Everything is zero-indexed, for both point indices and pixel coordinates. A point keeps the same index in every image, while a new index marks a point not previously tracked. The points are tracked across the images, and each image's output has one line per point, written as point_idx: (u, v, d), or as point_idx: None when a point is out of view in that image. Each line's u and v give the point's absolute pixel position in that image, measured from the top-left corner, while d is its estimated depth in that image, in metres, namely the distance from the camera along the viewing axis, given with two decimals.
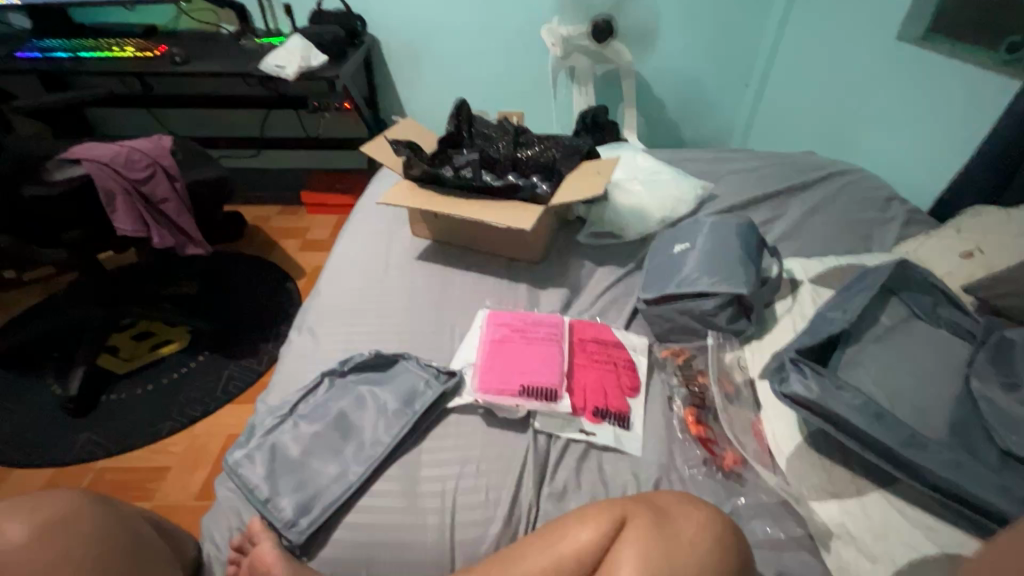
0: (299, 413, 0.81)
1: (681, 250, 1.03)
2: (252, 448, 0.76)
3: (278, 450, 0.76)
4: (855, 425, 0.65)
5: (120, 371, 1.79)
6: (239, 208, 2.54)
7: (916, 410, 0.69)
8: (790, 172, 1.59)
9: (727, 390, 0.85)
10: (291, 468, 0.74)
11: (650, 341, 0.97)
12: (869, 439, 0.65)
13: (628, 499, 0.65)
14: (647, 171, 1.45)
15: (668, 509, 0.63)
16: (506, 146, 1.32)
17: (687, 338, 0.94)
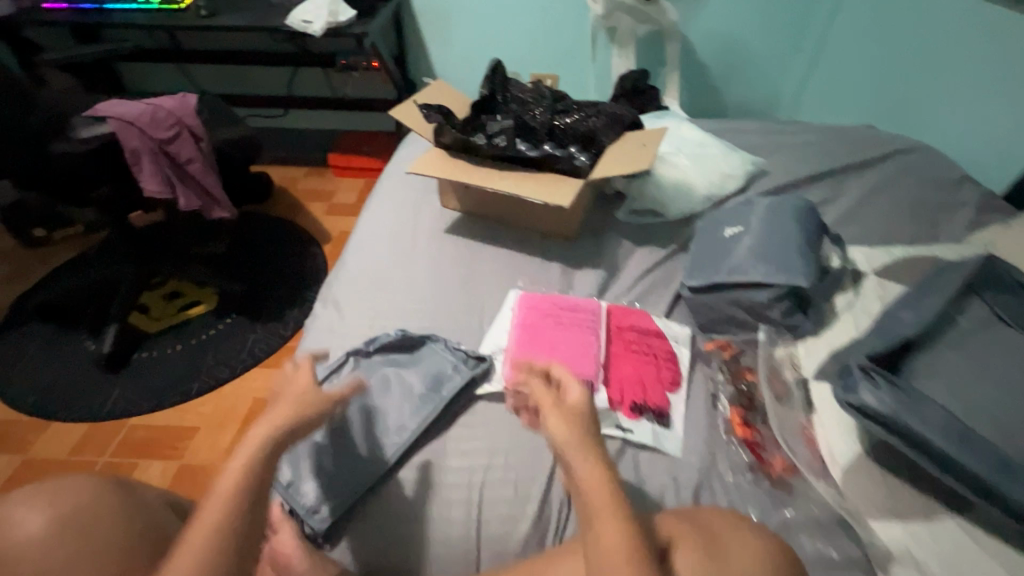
0: None
1: (732, 234, 0.94)
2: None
3: None
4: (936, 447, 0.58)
5: (152, 329, 1.81)
6: (266, 169, 2.51)
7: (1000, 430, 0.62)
8: (849, 147, 1.46)
9: (778, 390, 0.78)
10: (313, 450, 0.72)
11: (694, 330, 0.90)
12: (950, 463, 0.58)
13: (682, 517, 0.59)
14: (693, 144, 1.35)
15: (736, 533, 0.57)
16: (543, 113, 1.23)
17: (735, 330, 0.87)
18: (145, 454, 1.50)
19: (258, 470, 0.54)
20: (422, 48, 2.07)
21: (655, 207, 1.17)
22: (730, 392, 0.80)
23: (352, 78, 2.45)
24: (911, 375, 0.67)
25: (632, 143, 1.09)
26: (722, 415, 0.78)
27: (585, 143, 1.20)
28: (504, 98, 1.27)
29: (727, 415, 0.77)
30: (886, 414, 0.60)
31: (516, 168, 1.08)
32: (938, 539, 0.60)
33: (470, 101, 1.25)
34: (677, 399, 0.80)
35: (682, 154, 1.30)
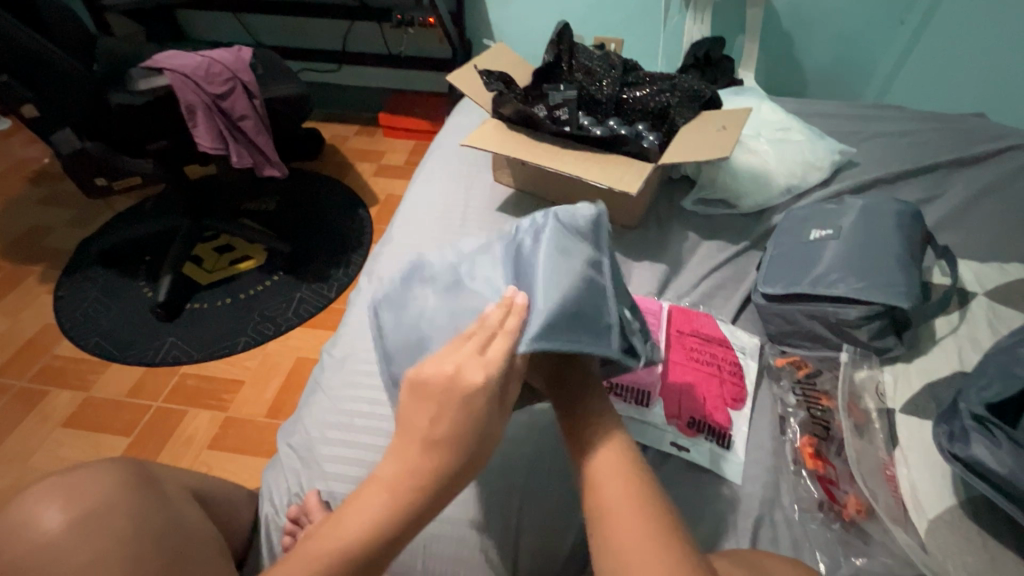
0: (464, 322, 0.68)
1: (819, 238, 0.84)
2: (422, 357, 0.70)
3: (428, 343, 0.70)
4: None
5: (204, 281, 1.86)
6: (317, 126, 2.50)
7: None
8: (956, 138, 1.28)
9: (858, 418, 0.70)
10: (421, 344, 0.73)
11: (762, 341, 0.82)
12: None
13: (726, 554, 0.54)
14: (773, 127, 1.22)
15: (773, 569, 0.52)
16: (611, 85, 1.13)
17: (812, 345, 0.79)
18: (192, 402, 1.56)
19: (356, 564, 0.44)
20: (482, 5, 1.96)
21: (727, 197, 1.07)
22: (801, 417, 0.72)
23: (407, 34, 2.36)
24: None
25: (710, 126, 0.99)
26: (792, 442, 0.70)
27: (655, 121, 1.10)
28: (570, 67, 1.17)
29: (798, 442, 0.70)
30: (1006, 477, 0.52)
31: (578, 146, 0.99)
32: None
33: (532, 69, 1.16)
34: (739, 416, 0.73)
35: (762, 139, 1.17)
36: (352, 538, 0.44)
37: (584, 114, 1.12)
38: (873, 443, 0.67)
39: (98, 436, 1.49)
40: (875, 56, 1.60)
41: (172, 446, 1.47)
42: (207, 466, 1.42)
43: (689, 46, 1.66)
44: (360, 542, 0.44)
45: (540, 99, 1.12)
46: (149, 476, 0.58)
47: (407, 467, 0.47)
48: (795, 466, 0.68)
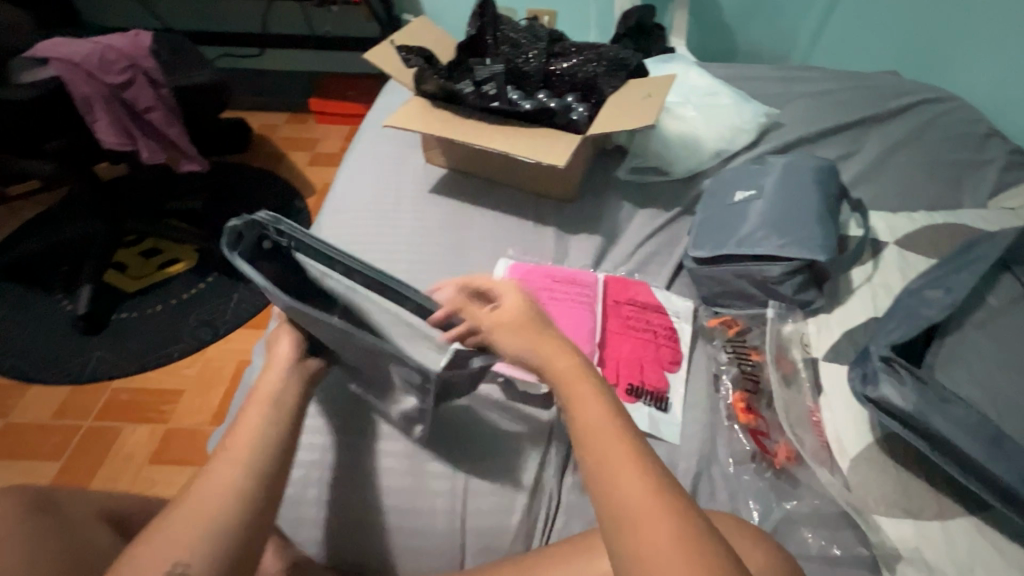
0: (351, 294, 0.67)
1: (743, 199, 0.86)
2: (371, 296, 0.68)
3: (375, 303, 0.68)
4: (957, 446, 0.53)
5: (130, 289, 1.74)
6: (243, 115, 2.35)
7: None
8: (871, 96, 1.34)
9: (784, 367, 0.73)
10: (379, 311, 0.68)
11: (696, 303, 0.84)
12: (975, 467, 0.53)
13: None
14: (700, 93, 1.24)
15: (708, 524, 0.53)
16: (538, 56, 1.11)
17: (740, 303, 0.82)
18: (129, 418, 1.47)
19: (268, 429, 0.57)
20: None
21: (658, 164, 1.08)
22: (732, 373, 0.75)
23: (331, 13, 2.25)
24: (937, 363, 0.62)
25: (636, 94, 0.98)
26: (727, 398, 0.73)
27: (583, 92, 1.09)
28: (495, 40, 1.14)
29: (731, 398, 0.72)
30: (910, 412, 0.55)
31: (506, 120, 0.97)
32: (953, 540, 0.56)
33: (456, 43, 1.12)
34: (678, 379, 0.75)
35: (690, 105, 1.18)
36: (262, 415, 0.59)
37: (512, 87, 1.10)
38: (799, 392, 0.71)
39: (25, 464, 1.39)
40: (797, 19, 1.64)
41: (109, 466, 1.38)
42: (151, 482, 1.35)
43: (619, 14, 1.65)
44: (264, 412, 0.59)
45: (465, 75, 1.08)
46: (48, 499, 0.54)
47: (273, 404, 0.60)
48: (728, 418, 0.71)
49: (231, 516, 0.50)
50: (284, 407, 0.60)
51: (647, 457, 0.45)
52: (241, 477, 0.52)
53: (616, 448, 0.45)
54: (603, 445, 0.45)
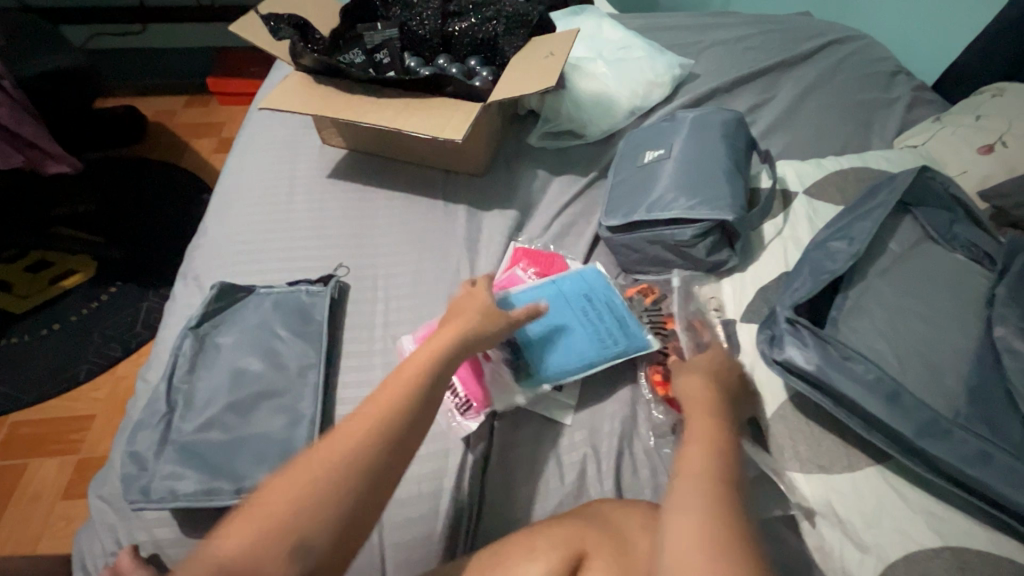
0: (228, 320, 0.74)
1: (653, 160, 0.83)
2: (253, 306, 0.75)
3: (268, 321, 0.73)
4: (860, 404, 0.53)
5: (19, 309, 1.55)
6: (132, 102, 2.11)
7: (927, 365, 0.57)
8: (784, 40, 1.32)
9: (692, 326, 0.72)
10: (261, 339, 0.72)
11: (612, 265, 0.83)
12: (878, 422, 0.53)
13: (581, 519, 0.56)
14: (613, 47, 1.18)
15: (627, 531, 0.55)
16: (433, 17, 1.02)
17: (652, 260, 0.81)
18: (34, 451, 1.33)
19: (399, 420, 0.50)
20: None
21: (572, 127, 1.03)
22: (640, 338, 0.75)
23: None
24: (842, 316, 0.62)
25: (538, 54, 0.91)
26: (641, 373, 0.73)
27: (486, 55, 1.01)
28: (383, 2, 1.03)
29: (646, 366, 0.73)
30: (813, 373, 0.55)
31: (398, 92, 0.88)
32: (862, 493, 0.55)
33: (339, 7, 1.00)
34: (568, 368, 0.70)
35: (601, 60, 1.13)
36: (392, 390, 0.52)
37: (408, 55, 1.01)
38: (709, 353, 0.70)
39: None
40: None
41: (14, 509, 1.25)
42: (68, 518, 1.23)
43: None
44: (399, 398, 0.52)
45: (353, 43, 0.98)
46: None
47: (392, 391, 0.52)
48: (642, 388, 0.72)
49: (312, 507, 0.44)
50: (420, 382, 0.54)
51: (732, 495, 0.48)
52: (345, 467, 0.46)
53: (702, 467, 0.50)
54: (691, 472, 0.50)
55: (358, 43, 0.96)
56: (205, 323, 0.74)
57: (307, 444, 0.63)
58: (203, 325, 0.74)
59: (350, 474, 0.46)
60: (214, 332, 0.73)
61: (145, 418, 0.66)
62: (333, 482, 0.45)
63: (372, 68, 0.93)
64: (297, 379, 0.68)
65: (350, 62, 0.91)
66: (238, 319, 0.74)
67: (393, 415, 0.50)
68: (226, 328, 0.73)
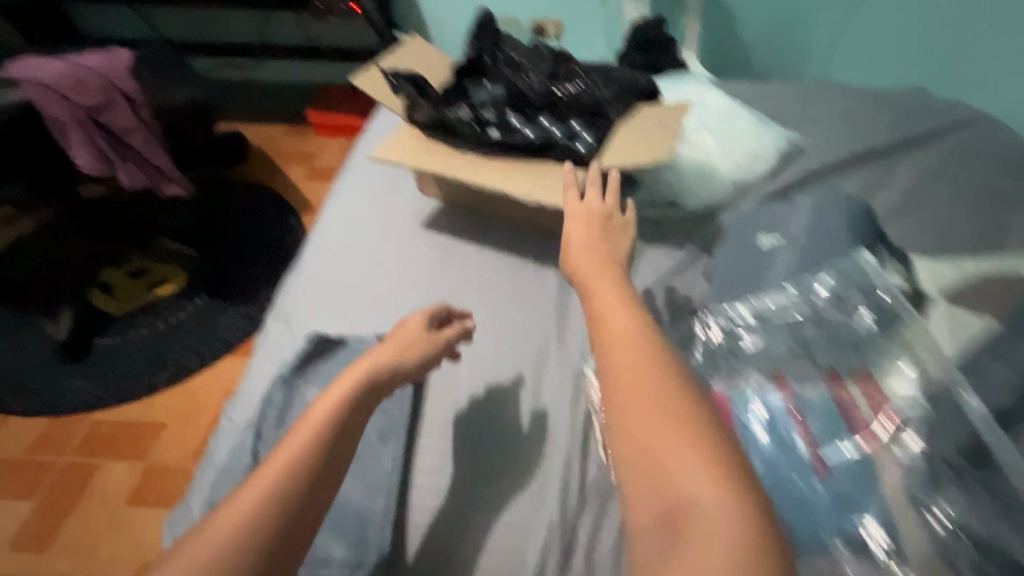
0: (315, 371, 0.74)
1: (770, 247, 0.76)
2: (340, 359, 0.75)
3: None
4: None
5: (115, 311, 1.67)
6: (240, 127, 2.30)
7: None
8: (901, 117, 1.25)
9: (810, 440, 0.59)
10: None
11: (705, 339, 0.70)
12: None
13: None
14: (717, 116, 1.15)
15: None
16: (539, 79, 0.97)
17: (769, 325, 0.69)
18: (107, 452, 1.39)
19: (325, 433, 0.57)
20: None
21: (671, 197, 0.99)
22: (788, 462, 0.58)
23: (330, 25, 2.22)
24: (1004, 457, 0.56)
25: (647, 125, 0.90)
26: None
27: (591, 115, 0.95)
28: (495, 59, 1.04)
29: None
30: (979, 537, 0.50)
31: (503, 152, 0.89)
32: None
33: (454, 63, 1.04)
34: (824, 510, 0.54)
35: (706, 130, 1.10)
36: (327, 407, 0.59)
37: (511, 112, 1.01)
38: (941, 504, 0.53)
39: None
40: (816, 34, 1.56)
41: (83, 506, 1.30)
42: (126, 525, 1.26)
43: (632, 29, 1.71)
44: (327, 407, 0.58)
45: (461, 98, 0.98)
46: None
47: (326, 407, 0.58)
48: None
49: (251, 528, 0.50)
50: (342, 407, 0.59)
51: (702, 479, 0.40)
52: (258, 500, 0.51)
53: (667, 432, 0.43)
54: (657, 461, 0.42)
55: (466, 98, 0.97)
56: (293, 373, 0.74)
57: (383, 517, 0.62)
58: (294, 374, 0.74)
59: (273, 493, 0.52)
60: (301, 382, 0.73)
61: (228, 465, 0.66)
62: (259, 504, 0.51)
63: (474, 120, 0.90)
64: (376, 446, 0.68)
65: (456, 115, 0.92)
66: (326, 371, 0.74)
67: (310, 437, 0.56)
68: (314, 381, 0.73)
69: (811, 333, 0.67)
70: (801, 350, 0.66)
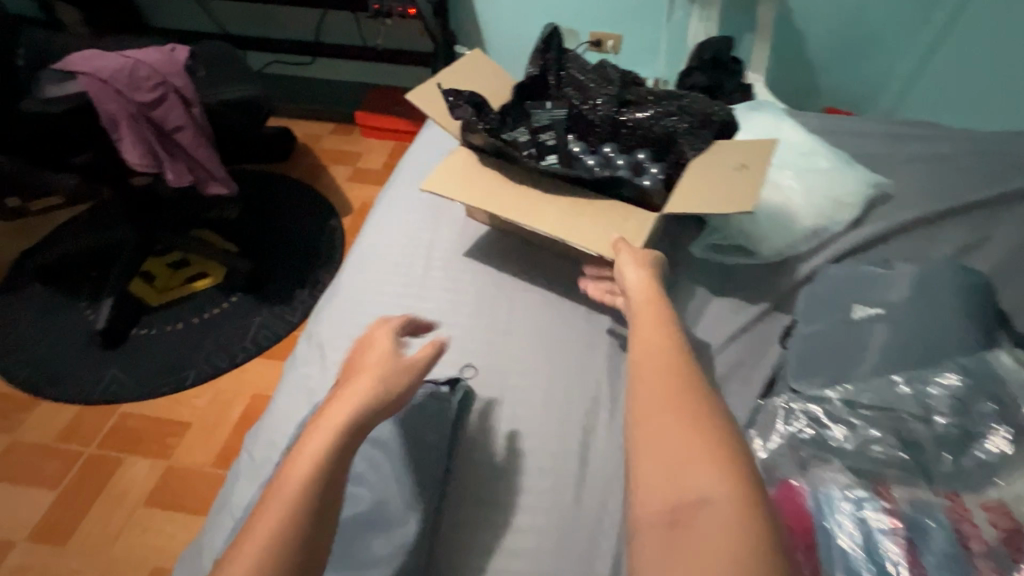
0: None
1: (864, 318, 0.67)
2: None
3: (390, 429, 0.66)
4: None
5: (153, 302, 1.67)
6: (289, 123, 2.30)
7: None
8: (1004, 166, 1.12)
9: (920, 574, 0.48)
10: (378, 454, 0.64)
11: (790, 431, 0.60)
12: None
13: None
14: (799, 153, 1.05)
15: None
16: (606, 104, 0.92)
17: (870, 422, 0.59)
18: (132, 448, 1.38)
19: (350, 439, 0.54)
20: None
21: (743, 243, 0.90)
22: None
23: (386, 26, 2.21)
24: None
25: (722, 163, 0.82)
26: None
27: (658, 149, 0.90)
28: (558, 80, 0.97)
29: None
30: None
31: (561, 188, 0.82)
32: None
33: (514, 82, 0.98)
34: None
35: (788, 170, 1.00)
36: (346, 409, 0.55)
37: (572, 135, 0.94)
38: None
39: (23, 490, 1.31)
40: None
41: (105, 501, 1.29)
42: (144, 527, 1.24)
43: (695, 51, 1.62)
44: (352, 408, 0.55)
45: (519, 121, 0.92)
46: None
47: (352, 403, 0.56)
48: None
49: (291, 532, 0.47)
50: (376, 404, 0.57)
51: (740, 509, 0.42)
52: (295, 501, 0.48)
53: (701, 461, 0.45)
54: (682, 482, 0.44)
55: (525, 120, 0.92)
56: None
57: None
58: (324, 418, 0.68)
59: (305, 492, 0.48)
60: None
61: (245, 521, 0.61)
62: (295, 507, 0.47)
63: (535, 148, 0.86)
64: None
65: (513, 139, 0.86)
66: None
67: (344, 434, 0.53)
68: None
69: (924, 436, 0.57)
70: (910, 455, 0.57)
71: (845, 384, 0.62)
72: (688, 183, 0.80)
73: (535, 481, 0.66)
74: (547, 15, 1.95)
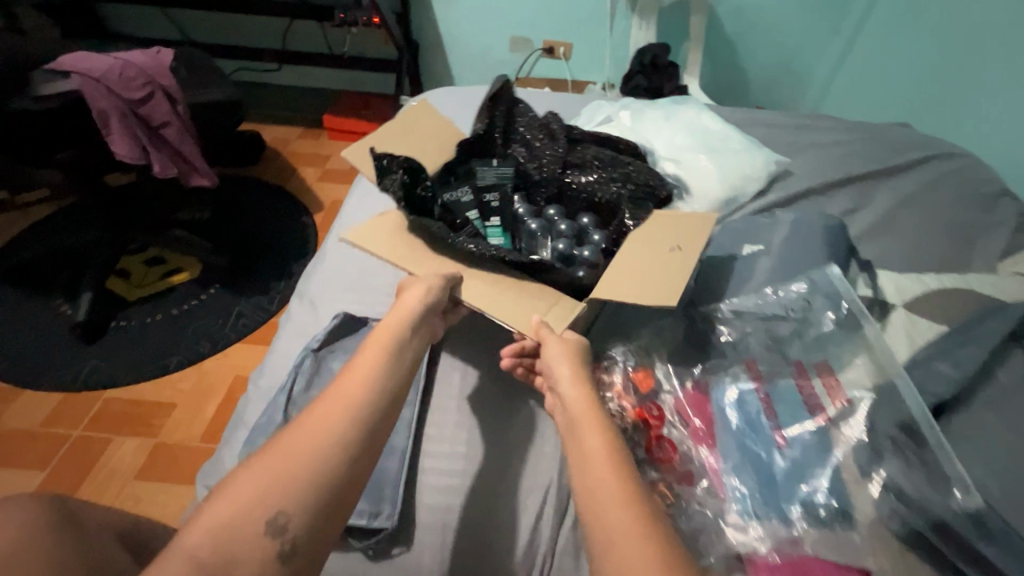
0: (332, 352, 0.81)
1: (750, 254, 0.87)
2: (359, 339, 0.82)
3: None
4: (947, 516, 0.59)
5: (130, 297, 1.73)
6: (258, 127, 2.39)
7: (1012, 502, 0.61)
8: (882, 148, 1.35)
9: (774, 420, 0.70)
10: None
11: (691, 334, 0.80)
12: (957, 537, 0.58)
13: None
14: (714, 137, 1.26)
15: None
16: (552, 164, 1.07)
17: (747, 324, 0.80)
18: (117, 430, 1.44)
19: (366, 398, 0.55)
20: None
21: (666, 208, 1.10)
22: (755, 434, 0.70)
23: (351, 35, 2.34)
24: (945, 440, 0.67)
25: (660, 240, 0.83)
26: (728, 482, 0.67)
27: (602, 214, 1.03)
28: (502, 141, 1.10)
29: (705, 458, 0.70)
30: (918, 491, 0.60)
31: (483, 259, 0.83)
32: None
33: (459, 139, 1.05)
34: (793, 479, 0.65)
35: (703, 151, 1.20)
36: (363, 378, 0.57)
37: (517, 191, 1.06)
38: (880, 470, 0.63)
39: (9, 474, 1.36)
40: None
41: (94, 477, 1.36)
42: (133, 499, 1.32)
43: (634, 57, 1.83)
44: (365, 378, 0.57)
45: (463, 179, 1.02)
46: None
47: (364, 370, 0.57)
48: (735, 512, 0.64)
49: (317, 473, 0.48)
50: (387, 362, 0.59)
51: None
52: (316, 446, 0.49)
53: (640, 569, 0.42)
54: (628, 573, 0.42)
55: (471, 177, 1.02)
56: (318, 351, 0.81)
57: (396, 477, 0.70)
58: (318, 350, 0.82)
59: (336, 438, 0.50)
60: (324, 361, 0.80)
61: (255, 433, 0.74)
62: (322, 451, 0.49)
63: (479, 208, 0.95)
64: None
65: (457, 200, 0.94)
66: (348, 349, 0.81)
67: (365, 398, 0.55)
68: (339, 356, 0.80)
69: (785, 329, 0.78)
70: (772, 340, 0.79)
71: (731, 298, 0.83)
72: (624, 259, 0.80)
73: (498, 393, 0.81)
74: (503, 25, 2.13)
